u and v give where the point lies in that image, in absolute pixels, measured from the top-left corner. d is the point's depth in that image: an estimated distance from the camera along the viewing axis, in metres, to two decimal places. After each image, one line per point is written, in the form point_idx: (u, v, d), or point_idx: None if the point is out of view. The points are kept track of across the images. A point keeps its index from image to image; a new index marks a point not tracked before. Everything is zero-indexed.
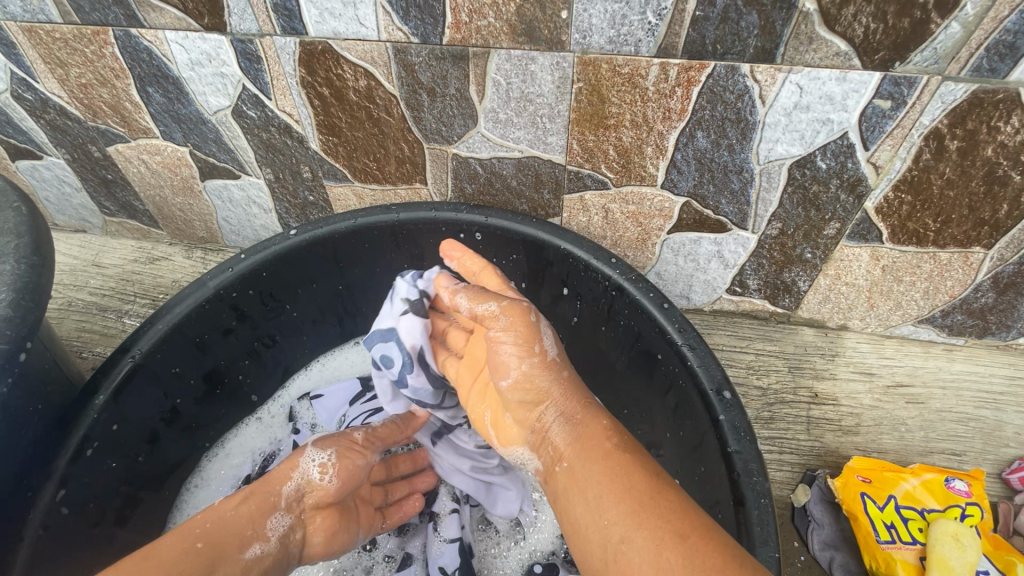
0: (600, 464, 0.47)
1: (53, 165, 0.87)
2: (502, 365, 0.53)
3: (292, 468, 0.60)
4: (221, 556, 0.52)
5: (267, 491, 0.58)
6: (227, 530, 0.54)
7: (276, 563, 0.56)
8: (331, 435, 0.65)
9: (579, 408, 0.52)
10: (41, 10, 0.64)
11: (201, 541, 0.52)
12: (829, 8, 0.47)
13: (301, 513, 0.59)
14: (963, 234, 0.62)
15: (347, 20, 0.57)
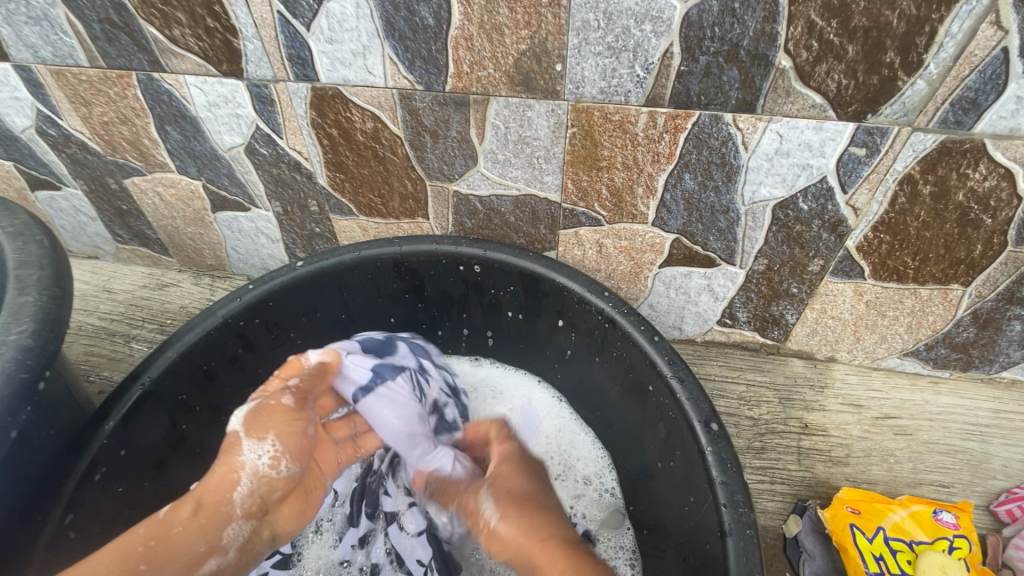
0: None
1: (71, 196, 0.91)
2: (495, 515, 0.59)
3: (234, 470, 0.57)
4: (171, 574, 0.53)
5: (215, 502, 0.56)
6: (175, 548, 0.54)
7: (236, 562, 0.58)
8: (260, 414, 0.60)
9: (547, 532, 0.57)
10: (70, 55, 0.68)
11: (145, 561, 0.52)
12: (804, 65, 0.51)
13: (257, 510, 0.58)
14: (942, 272, 0.64)
15: (357, 69, 0.61)
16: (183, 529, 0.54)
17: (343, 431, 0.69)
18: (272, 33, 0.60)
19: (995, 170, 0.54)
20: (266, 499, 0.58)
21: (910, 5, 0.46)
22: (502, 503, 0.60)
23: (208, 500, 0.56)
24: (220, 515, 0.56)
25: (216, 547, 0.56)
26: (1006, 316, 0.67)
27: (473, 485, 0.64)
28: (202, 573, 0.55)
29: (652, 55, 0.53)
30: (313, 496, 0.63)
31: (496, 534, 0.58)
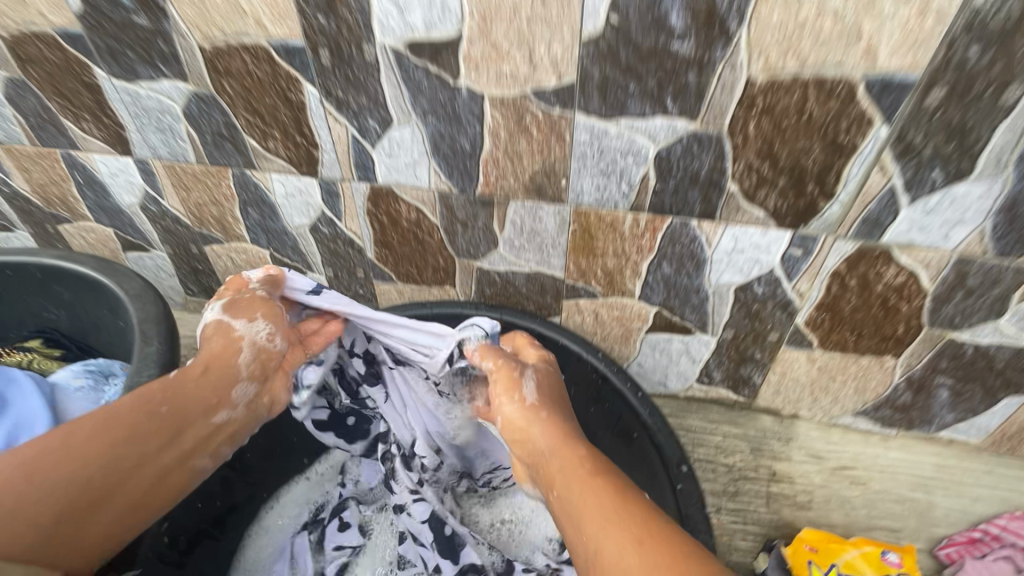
0: (586, 482, 0.55)
1: (156, 257, 1.09)
2: (523, 425, 0.67)
3: (233, 340, 0.68)
4: (188, 418, 0.61)
5: (223, 363, 0.66)
6: (190, 399, 0.62)
7: (244, 420, 0.68)
8: (238, 302, 0.71)
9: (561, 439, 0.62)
10: (183, 155, 0.87)
11: (165, 406, 0.60)
12: (748, 189, 0.67)
13: (259, 376, 0.69)
14: (875, 345, 0.78)
15: (407, 175, 0.79)
16: (191, 386, 0.63)
17: (304, 330, 0.77)
18: (345, 148, 0.79)
19: (903, 269, 0.70)
20: (264, 366, 0.70)
21: (820, 155, 0.62)
22: (531, 416, 0.67)
23: (217, 359, 0.66)
24: (225, 377, 0.66)
25: (224, 403, 0.66)
26: (934, 383, 0.80)
27: (509, 380, 0.71)
28: (215, 423, 0.65)
29: (634, 176, 0.70)
30: (292, 368, 0.74)
31: (524, 420, 0.67)
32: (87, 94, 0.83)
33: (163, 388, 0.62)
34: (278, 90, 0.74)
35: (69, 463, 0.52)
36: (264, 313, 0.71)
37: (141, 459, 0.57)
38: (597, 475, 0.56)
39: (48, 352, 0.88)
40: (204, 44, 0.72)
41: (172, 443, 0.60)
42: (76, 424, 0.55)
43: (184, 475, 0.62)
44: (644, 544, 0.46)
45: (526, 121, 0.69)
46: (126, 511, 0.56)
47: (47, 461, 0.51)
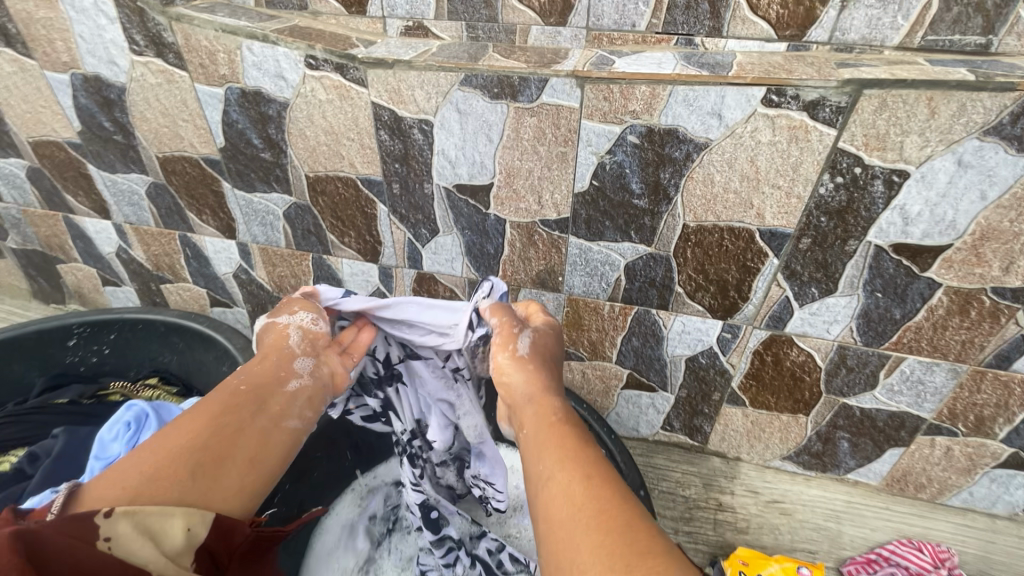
0: (549, 432, 0.60)
1: (236, 312, 1.36)
2: (507, 373, 0.68)
3: (282, 327, 0.71)
4: (266, 392, 0.64)
5: (278, 349, 0.68)
6: (264, 377, 0.65)
7: (315, 391, 0.69)
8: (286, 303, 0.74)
9: (542, 393, 0.66)
10: (276, 241, 1.16)
11: (243, 385, 0.64)
12: (690, 291, 0.95)
13: (316, 354, 0.71)
14: (790, 405, 1.05)
15: (446, 266, 1.08)
16: (259, 368, 0.66)
17: (344, 335, 0.77)
18: (401, 245, 1.07)
19: (803, 351, 0.97)
20: (314, 343, 0.71)
21: (737, 273, 0.90)
22: (518, 364, 0.68)
23: (273, 349, 0.68)
24: (280, 354, 0.68)
25: (290, 373, 0.67)
26: (836, 436, 1.06)
27: (505, 335, 0.71)
28: (289, 391, 0.66)
29: (610, 277, 0.98)
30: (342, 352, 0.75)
31: (507, 371, 0.69)
32: (212, 197, 1.13)
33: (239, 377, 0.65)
34: (358, 205, 1.04)
35: (189, 434, 0.56)
36: (298, 303, 0.73)
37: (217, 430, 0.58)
38: (560, 430, 0.60)
39: (169, 390, 1.12)
40: (310, 173, 1.02)
41: (251, 407, 0.62)
42: (177, 420, 0.58)
43: (286, 438, 0.63)
44: (586, 488, 0.52)
45: (535, 237, 0.97)
46: (247, 466, 0.58)
47: (173, 436, 0.56)
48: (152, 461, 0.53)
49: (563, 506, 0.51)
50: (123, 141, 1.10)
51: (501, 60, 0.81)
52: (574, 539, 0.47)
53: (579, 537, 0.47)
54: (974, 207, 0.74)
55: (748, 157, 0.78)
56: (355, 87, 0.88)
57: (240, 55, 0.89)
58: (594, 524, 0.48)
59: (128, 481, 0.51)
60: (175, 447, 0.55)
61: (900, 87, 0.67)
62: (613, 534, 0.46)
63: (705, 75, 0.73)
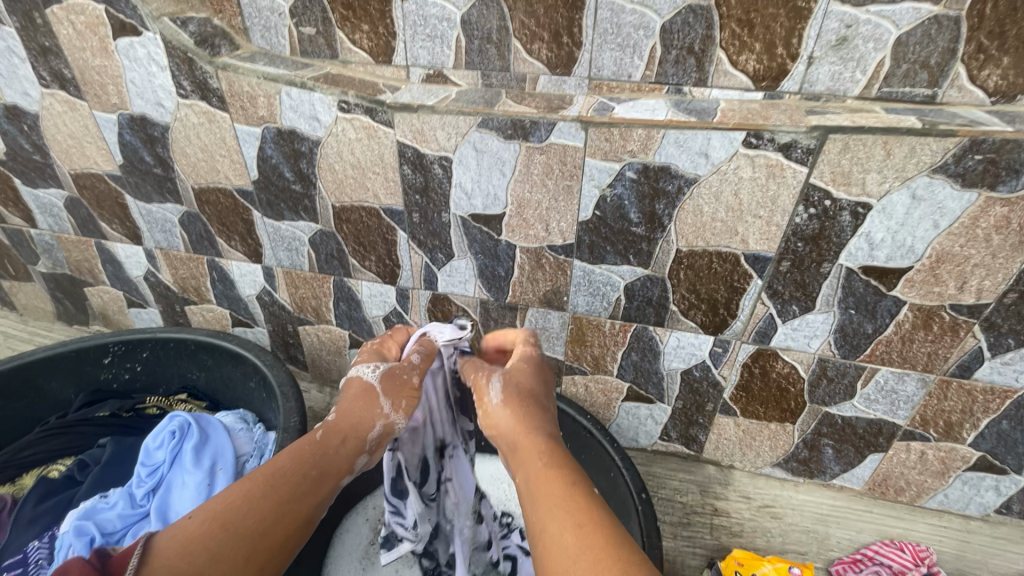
0: (543, 474, 0.63)
1: (257, 331, 1.44)
2: (494, 413, 0.74)
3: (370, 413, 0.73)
4: (322, 486, 0.66)
5: (358, 436, 0.72)
6: (331, 465, 0.68)
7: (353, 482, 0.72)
8: (394, 378, 0.76)
9: (528, 429, 0.70)
10: (300, 264, 1.25)
11: (313, 470, 0.66)
12: (683, 309, 1.05)
13: (371, 449, 0.73)
14: (777, 414, 1.14)
15: (459, 288, 1.17)
16: (334, 454, 0.69)
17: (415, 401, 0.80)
18: (418, 269, 1.17)
19: (787, 363, 1.06)
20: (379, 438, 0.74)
21: (725, 292, 1.00)
22: (502, 405, 0.74)
23: (353, 436, 0.71)
24: (355, 448, 0.71)
25: (349, 470, 0.70)
26: (821, 443, 1.15)
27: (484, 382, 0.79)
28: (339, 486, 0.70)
29: (611, 297, 1.08)
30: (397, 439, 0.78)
31: (498, 415, 0.73)
32: (241, 224, 1.22)
33: (314, 450, 0.68)
34: (380, 232, 1.13)
35: (254, 518, 0.59)
36: (406, 404, 0.75)
37: (285, 523, 0.61)
38: (554, 471, 0.63)
39: (199, 403, 1.23)
40: (336, 203, 1.11)
41: (316, 496, 0.65)
42: (253, 487, 0.61)
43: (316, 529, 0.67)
44: (587, 532, 0.56)
45: (542, 261, 1.07)
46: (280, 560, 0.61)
47: (241, 514, 0.59)
48: (212, 529, 0.57)
49: (570, 550, 0.55)
50: (161, 173, 1.19)
51: (513, 106, 0.92)
52: None
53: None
54: (929, 234, 0.84)
55: (733, 190, 0.88)
56: (382, 128, 0.98)
57: (279, 99, 1.00)
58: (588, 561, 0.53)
59: (192, 551, 0.55)
60: (239, 531, 0.58)
61: (861, 133, 0.78)
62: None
63: (693, 120, 0.84)
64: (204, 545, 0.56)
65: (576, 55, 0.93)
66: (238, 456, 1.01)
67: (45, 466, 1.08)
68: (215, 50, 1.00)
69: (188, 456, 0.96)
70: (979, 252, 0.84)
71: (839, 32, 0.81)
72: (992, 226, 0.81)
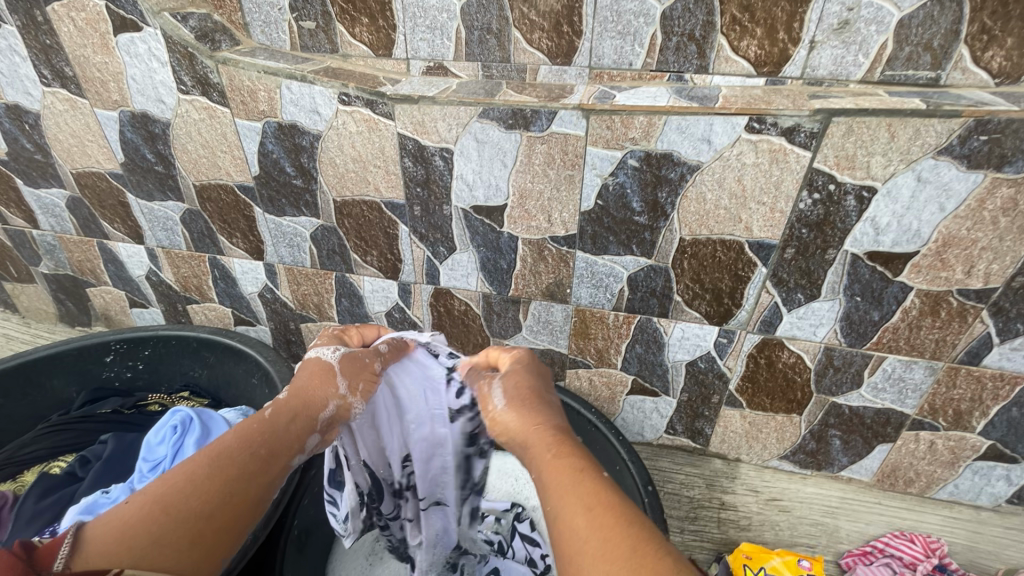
0: (557, 468, 0.64)
1: (259, 329, 1.43)
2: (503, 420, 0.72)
3: (325, 392, 0.74)
4: (271, 466, 0.68)
5: (309, 414, 0.73)
6: (280, 445, 0.69)
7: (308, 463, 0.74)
8: (352, 360, 0.78)
9: (538, 427, 0.70)
10: (302, 261, 1.25)
11: (262, 450, 0.67)
12: (688, 300, 1.04)
13: (327, 431, 0.75)
14: (784, 405, 1.13)
15: (461, 282, 1.17)
16: (283, 434, 0.70)
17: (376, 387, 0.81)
18: (420, 263, 1.16)
19: (793, 353, 1.05)
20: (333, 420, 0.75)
21: (730, 281, 1.00)
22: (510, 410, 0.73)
23: (304, 415, 0.72)
24: (306, 426, 0.72)
25: (300, 448, 0.71)
26: (828, 434, 1.14)
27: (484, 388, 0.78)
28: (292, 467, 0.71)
29: (614, 289, 1.07)
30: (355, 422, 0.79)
31: (500, 418, 0.73)
32: (243, 221, 1.22)
33: (262, 433, 0.69)
34: (382, 226, 1.13)
35: (196, 502, 0.61)
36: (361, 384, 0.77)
37: (232, 504, 0.63)
38: (568, 463, 0.64)
39: (201, 400, 1.22)
40: (337, 198, 1.11)
41: (263, 475, 0.67)
42: (195, 471, 0.62)
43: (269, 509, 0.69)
44: (599, 514, 0.58)
45: (544, 252, 1.06)
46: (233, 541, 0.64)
47: (184, 498, 0.60)
48: (158, 514, 0.58)
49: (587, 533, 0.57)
50: (163, 171, 1.19)
51: (514, 96, 0.92)
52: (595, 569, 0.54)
53: (601, 556, 0.54)
54: (935, 218, 0.84)
55: (736, 177, 0.88)
56: (383, 120, 0.98)
57: (279, 93, 1.00)
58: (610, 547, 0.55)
59: (132, 538, 0.56)
60: (184, 512, 0.59)
61: (865, 115, 0.78)
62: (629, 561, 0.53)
63: (695, 106, 0.83)
64: (146, 530, 0.57)
65: (576, 44, 0.92)
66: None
67: (46, 463, 1.06)
68: (215, 44, 1.00)
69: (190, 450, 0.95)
70: (986, 236, 0.83)
71: (841, 15, 0.80)
72: (999, 209, 0.81)
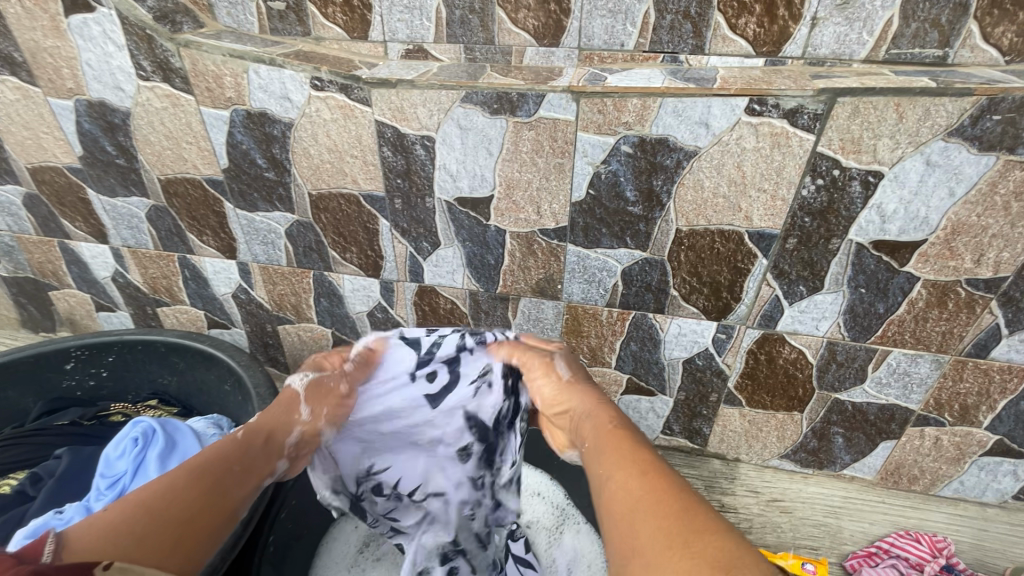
0: (607, 436, 0.65)
1: (234, 333, 1.36)
2: (562, 396, 0.79)
3: (289, 418, 0.78)
4: (250, 480, 0.67)
5: (279, 436, 0.75)
6: (257, 461, 0.70)
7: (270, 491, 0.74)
8: (318, 387, 0.84)
9: (596, 406, 0.73)
10: (277, 259, 1.18)
11: (238, 466, 0.66)
12: (685, 294, 0.99)
13: (293, 456, 0.77)
14: (785, 403, 1.08)
15: (447, 279, 1.10)
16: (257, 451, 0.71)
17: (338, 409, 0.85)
18: (403, 259, 1.10)
19: (794, 348, 1.01)
20: (299, 447, 0.79)
21: (728, 274, 0.95)
22: (569, 388, 0.80)
23: (274, 435, 0.74)
24: (277, 449, 0.74)
25: (272, 470, 0.72)
26: (830, 431, 1.10)
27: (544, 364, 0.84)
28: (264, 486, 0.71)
29: (607, 284, 1.02)
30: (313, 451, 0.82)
31: (561, 395, 0.80)
32: (212, 217, 1.15)
33: (239, 450, 0.69)
34: (361, 221, 1.06)
35: (179, 506, 0.57)
36: (325, 412, 0.82)
37: (215, 514, 0.60)
38: (615, 435, 0.65)
39: (170, 409, 1.14)
40: (313, 191, 1.05)
41: (243, 486, 0.66)
42: (178, 478, 0.60)
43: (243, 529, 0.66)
44: (647, 478, 0.55)
45: (534, 247, 1.01)
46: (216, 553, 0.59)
47: (167, 503, 0.57)
48: (146, 519, 0.54)
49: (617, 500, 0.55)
50: (125, 164, 1.11)
51: (499, 78, 0.86)
52: (635, 519, 0.51)
53: (631, 519, 0.51)
54: (944, 203, 0.79)
55: (735, 163, 0.83)
56: (359, 107, 0.91)
57: (247, 78, 0.93)
58: (649, 502, 0.52)
59: (113, 545, 0.51)
60: (172, 521, 0.56)
61: (871, 94, 0.73)
62: (670, 517, 0.49)
63: (692, 87, 0.78)
64: (132, 532, 0.53)
65: (564, 24, 0.87)
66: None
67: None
68: (176, 26, 0.93)
69: (153, 464, 0.87)
70: (997, 222, 0.79)
71: None
72: (1011, 193, 0.77)
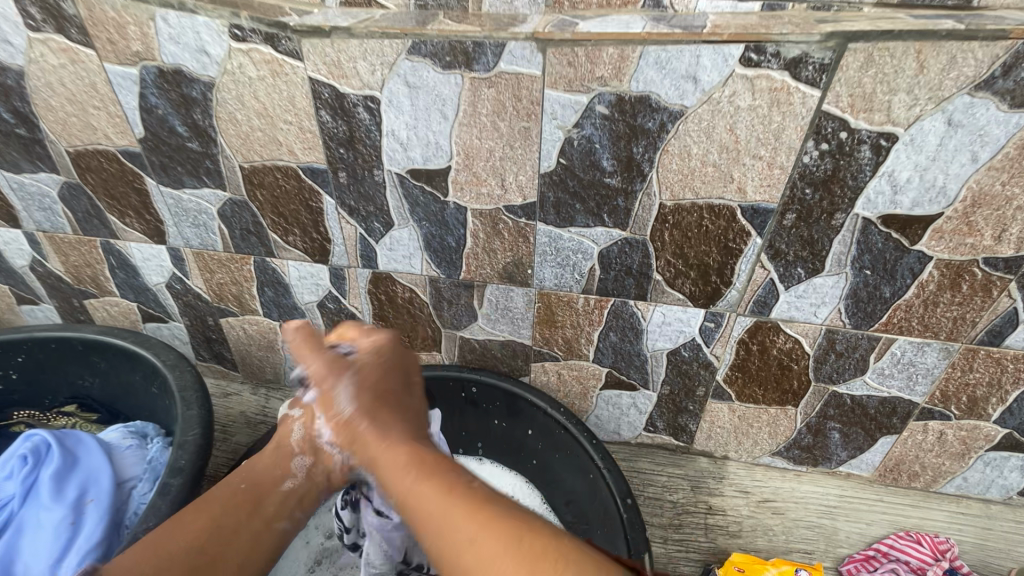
0: (420, 470, 0.61)
1: (173, 326, 1.22)
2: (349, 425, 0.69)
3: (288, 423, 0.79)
4: (259, 494, 0.70)
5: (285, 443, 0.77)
6: (263, 475, 0.73)
7: (307, 491, 0.74)
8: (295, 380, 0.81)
9: (389, 433, 0.67)
10: (212, 244, 1.04)
11: (241, 484, 0.71)
12: (669, 279, 0.88)
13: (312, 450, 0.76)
14: (778, 397, 0.99)
15: (403, 264, 0.98)
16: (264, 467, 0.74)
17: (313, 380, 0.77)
18: (353, 242, 0.97)
19: (790, 338, 0.91)
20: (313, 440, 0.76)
21: (718, 256, 0.84)
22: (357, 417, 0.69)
23: (280, 446, 0.77)
24: (285, 453, 0.76)
25: (285, 473, 0.74)
26: (827, 427, 1.01)
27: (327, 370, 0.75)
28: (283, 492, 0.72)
29: (583, 268, 0.90)
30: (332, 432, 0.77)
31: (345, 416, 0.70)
32: (134, 196, 1.00)
33: (243, 474, 0.73)
34: (302, 199, 0.93)
35: (185, 540, 0.61)
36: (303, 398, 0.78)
37: (231, 543, 0.64)
38: (431, 465, 0.62)
39: (87, 417, 1.03)
40: (245, 164, 0.91)
41: (261, 505, 0.69)
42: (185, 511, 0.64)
43: (273, 541, 0.68)
44: (468, 518, 0.54)
45: (499, 227, 0.89)
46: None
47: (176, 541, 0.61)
48: (152, 560, 0.59)
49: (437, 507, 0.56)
50: (26, 135, 0.96)
51: (452, 25, 0.72)
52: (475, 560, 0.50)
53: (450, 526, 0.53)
54: (965, 170, 0.69)
55: (728, 125, 0.71)
56: (288, 62, 0.77)
57: (154, 27, 0.78)
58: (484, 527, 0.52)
59: None
60: (176, 550, 0.60)
61: (888, 39, 0.62)
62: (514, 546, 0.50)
63: (678, 33, 0.66)
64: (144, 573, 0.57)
65: None
66: (122, 481, 0.82)
67: None
68: None
69: (45, 487, 0.76)
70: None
71: None
72: None
